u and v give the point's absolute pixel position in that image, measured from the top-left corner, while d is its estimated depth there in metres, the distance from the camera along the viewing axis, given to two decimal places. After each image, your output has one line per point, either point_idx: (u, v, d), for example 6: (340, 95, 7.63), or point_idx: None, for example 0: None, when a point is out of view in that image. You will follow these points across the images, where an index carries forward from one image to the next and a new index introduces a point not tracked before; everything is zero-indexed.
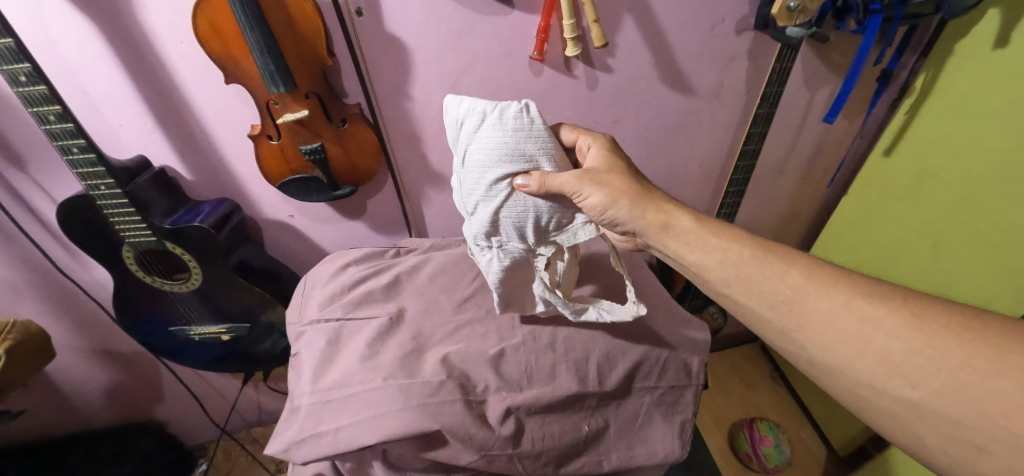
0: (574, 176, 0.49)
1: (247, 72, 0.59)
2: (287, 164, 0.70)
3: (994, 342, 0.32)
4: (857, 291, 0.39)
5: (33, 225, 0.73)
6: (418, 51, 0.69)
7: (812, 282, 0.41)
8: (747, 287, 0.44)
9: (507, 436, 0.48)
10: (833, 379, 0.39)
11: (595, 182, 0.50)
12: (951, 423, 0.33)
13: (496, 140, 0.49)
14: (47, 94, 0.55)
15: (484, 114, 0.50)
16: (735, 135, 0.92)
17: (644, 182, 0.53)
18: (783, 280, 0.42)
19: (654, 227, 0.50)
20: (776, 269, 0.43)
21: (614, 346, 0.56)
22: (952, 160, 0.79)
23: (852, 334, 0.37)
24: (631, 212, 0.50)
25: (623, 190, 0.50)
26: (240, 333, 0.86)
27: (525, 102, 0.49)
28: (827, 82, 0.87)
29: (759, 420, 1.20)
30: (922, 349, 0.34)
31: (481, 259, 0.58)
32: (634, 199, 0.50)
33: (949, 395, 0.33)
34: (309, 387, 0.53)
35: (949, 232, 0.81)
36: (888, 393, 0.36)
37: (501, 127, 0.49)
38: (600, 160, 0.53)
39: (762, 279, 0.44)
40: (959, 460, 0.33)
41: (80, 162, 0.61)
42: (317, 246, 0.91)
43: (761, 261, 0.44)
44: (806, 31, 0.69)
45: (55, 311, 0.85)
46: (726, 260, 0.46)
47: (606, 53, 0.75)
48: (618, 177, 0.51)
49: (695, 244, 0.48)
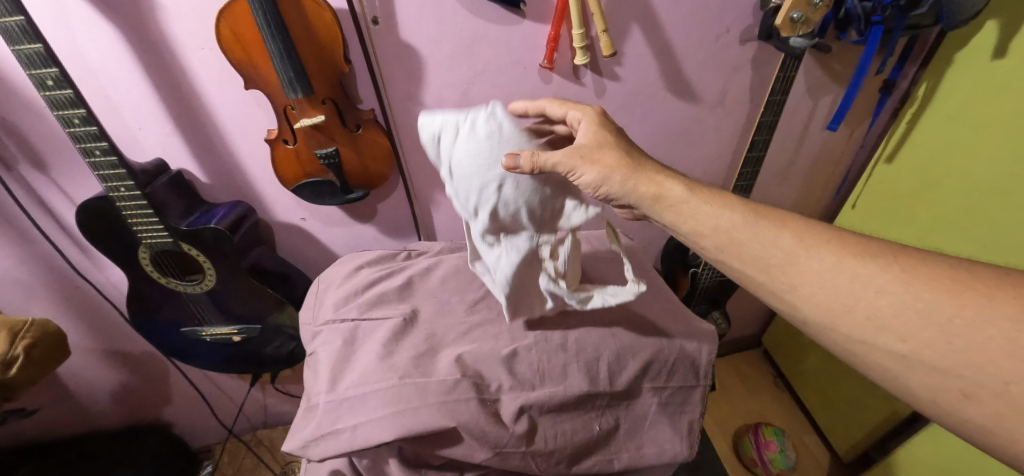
0: (564, 154, 0.51)
1: (266, 78, 0.61)
2: (302, 168, 0.72)
3: (983, 291, 0.33)
4: (848, 251, 0.40)
5: (51, 225, 0.75)
6: (431, 59, 0.70)
7: (802, 243, 0.43)
8: (741, 254, 0.45)
9: (521, 434, 0.49)
10: (832, 344, 0.40)
11: (586, 160, 0.51)
12: (941, 373, 0.34)
13: (473, 150, 0.51)
14: (72, 97, 0.56)
15: (457, 125, 0.52)
16: (739, 141, 0.93)
17: (637, 156, 0.54)
18: (775, 244, 0.44)
19: (647, 199, 0.51)
20: (768, 234, 0.45)
21: (624, 346, 0.57)
22: (950, 163, 0.81)
23: (843, 290, 0.39)
24: (625, 186, 0.52)
25: (615, 164, 0.52)
26: (251, 334, 0.87)
27: (491, 108, 0.52)
28: (828, 90, 0.89)
29: (764, 425, 1.18)
30: (912, 303, 0.36)
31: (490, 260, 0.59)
32: (626, 173, 0.52)
33: (940, 346, 0.34)
34: (327, 386, 0.53)
35: (947, 229, 0.83)
36: (881, 349, 0.37)
37: (475, 136, 0.51)
38: (590, 135, 0.55)
39: (754, 243, 0.45)
40: (950, 409, 0.34)
41: (102, 164, 0.62)
42: (327, 249, 0.92)
43: (752, 224, 0.46)
44: (809, 42, 0.71)
45: (68, 311, 0.86)
46: (719, 227, 0.47)
47: (614, 62, 0.77)
48: (608, 152, 0.53)
49: (687, 212, 0.49)
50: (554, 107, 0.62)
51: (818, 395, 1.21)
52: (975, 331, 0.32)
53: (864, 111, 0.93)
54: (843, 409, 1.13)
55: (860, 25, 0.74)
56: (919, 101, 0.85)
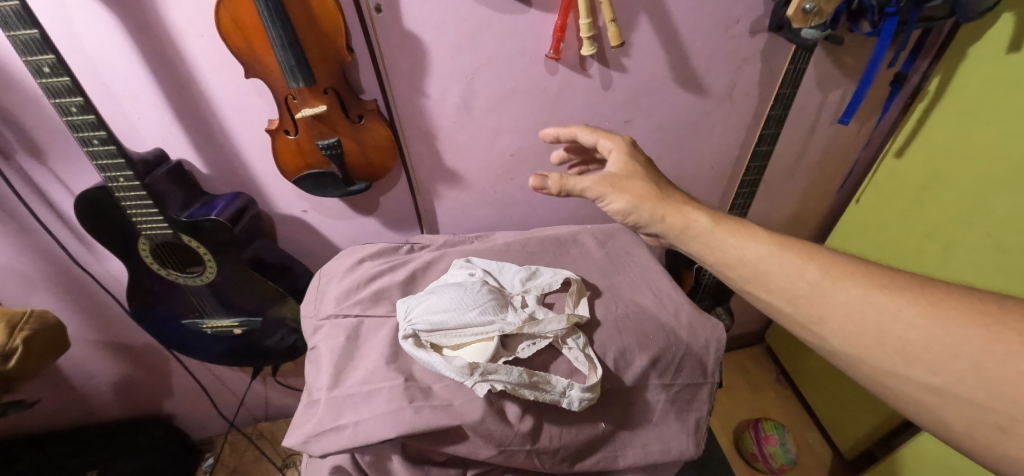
0: (594, 182, 0.53)
1: (267, 67, 0.60)
2: (303, 159, 0.71)
3: (1015, 326, 0.32)
4: (875, 284, 0.39)
5: (49, 216, 0.74)
6: (435, 48, 0.69)
7: (828, 275, 0.41)
8: (768, 286, 0.45)
9: (525, 432, 0.48)
10: (857, 370, 0.39)
11: (616, 188, 0.53)
12: (976, 407, 0.32)
13: (426, 293, 0.59)
14: (69, 85, 0.55)
15: (415, 296, 0.61)
16: (747, 135, 0.92)
17: (666, 186, 0.54)
18: (800, 276, 0.43)
19: (674, 229, 0.52)
20: (794, 266, 0.44)
21: (631, 342, 0.56)
22: (965, 172, 0.79)
23: (871, 323, 0.37)
24: (653, 215, 0.52)
25: (644, 193, 0.53)
26: (252, 327, 0.86)
27: (446, 279, 0.63)
28: (838, 84, 0.87)
29: (764, 420, 1.18)
30: (941, 337, 0.34)
31: (449, 336, 0.52)
32: (655, 202, 0.52)
33: (971, 380, 0.32)
34: (329, 382, 0.52)
35: (959, 232, 0.82)
36: (910, 381, 0.35)
37: (429, 289, 0.60)
38: (620, 164, 0.56)
39: (780, 275, 0.44)
40: (986, 445, 0.32)
41: (100, 153, 0.61)
42: (329, 241, 0.91)
43: (779, 256, 0.45)
44: (821, 33, 0.70)
45: (68, 303, 0.85)
46: (744, 258, 0.47)
47: (621, 52, 0.75)
48: (638, 181, 0.54)
49: (712, 242, 0.49)
50: (584, 135, 0.62)
51: (820, 391, 1.21)
52: (1009, 366, 0.31)
53: (873, 105, 0.92)
54: (845, 407, 1.12)
55: (873, 17, 0.72)
56: (930, 95, 0.84)
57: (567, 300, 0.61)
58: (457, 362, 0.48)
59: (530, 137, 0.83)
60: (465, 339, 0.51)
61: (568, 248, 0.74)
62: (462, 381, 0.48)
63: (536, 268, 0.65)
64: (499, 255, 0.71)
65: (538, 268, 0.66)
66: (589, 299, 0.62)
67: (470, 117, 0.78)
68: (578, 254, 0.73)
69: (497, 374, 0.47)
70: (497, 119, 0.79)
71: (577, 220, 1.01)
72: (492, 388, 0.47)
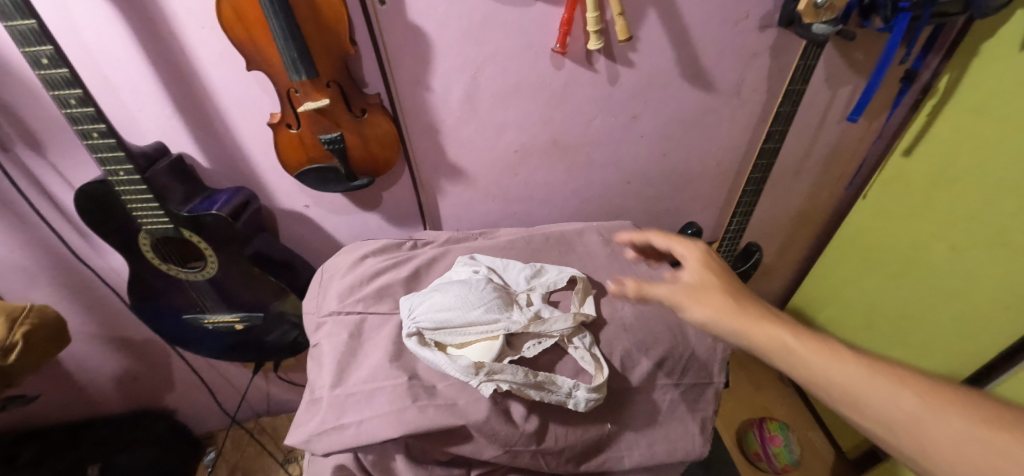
0: (668, 288, 0.47)
1: (269, 59, 0.58)
2: (306, 153, 0.70)
3: None
4: (981, 417, 0.33)
5: (49, 210, 0.73)
6: (439, 42, 0.68)
7: (929, 405, 0.34)
8: (864, 414, 0.36)
9: (531, 432, 0.47)
10: None
11: (692, 298, 0.46)
12: None
13: (429, 290, 0.58)
14: (68, 77, 0.54)
15: (417, 293, 0.60)
16: (754, 133, 0.91)
17: (750, 297, 0.46)
18: (898, 404, 0.35)
19: (760, 347, 0.42)
20: (897, 397, 0.35)
21: (637, 341, 0.56)
22: (984, 177, 0.77)
23: (981, 462, 0.31)
24: (736, 329, 0.44)
25: (724, 304, 0.45)
26: (253, 323, 0.86)
27: (449, 276, 0.63)
28: (848, 81, 0.86)
29: (769, 420, 1.17)
30: None
31: (453, 335, 0.51)
32: (737, 314, 0.44)
33: None
34: (332, 380, 0.52)
35: (969, 233, 0.80)
36: None
37: (432, 287, 0.59)
38: (696, 270, 0.49)
39: (881, 405, 0.36)
40: None
41: (100, 147, 0.60)
42: (331, 236, 0.91)
43: (878, 382, 0.36)
44: (833, 28, 0.68)
45: (69, 298, 0.85)
46: (839, 384, 0.38)
47: (628, 47, 0.74)
48: (716, 292, 0.46)
49: (806, 366, 0.40)
50: (657, 238, 0.56)
51: None
52: None
53: (882, 102, 0.91)
54: None
55: (886, 12, 0.71)
56: (940, 93, 0.82)
57: (572, 298, 0.60)
58: (462, 361, 0.47)
59: (535, 133, 0.82)
60: (469, 338, 0.51)
61: (574, 245, 0.73)
62: (467, 381, 0.48)
63: (541, 265, 0.65)
64: (504, 252, 0.70)
65: (543, 265, 0.66)
66: (595, 298, 0.62)
67: (475, 112, 0.77)
68: (584, 252, 0.72)
69: (503, 374, 0.47)
70: (501, 114, 0.78)
71: (582, 217, 1.00)
72: (498, 388, 0.47)
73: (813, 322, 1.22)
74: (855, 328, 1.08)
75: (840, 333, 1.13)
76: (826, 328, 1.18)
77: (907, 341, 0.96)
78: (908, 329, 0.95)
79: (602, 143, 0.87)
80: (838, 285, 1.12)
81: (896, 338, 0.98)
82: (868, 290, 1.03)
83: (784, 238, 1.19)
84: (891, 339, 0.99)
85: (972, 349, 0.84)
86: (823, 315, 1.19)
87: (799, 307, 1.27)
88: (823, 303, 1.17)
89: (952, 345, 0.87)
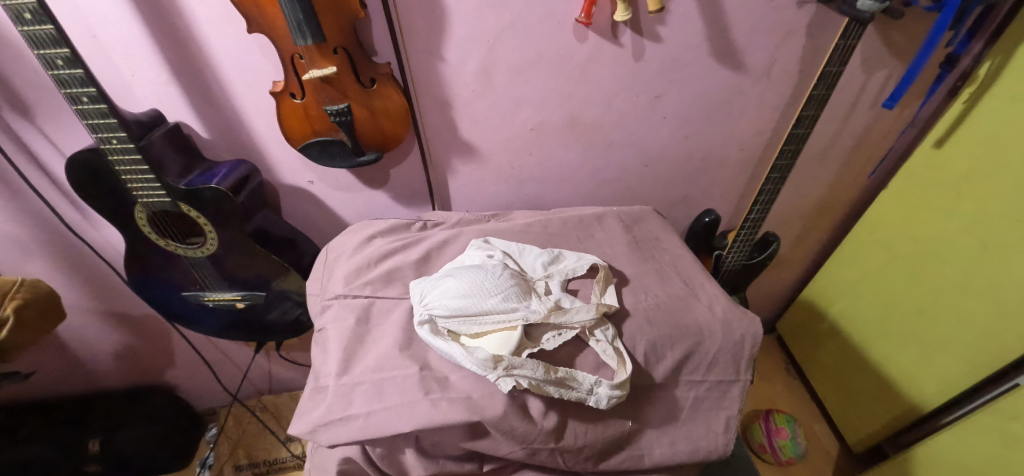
0: None
1: (270, 19, 0.53)
2: (310, 125, 0.66)
3: None
4: None
5: (41, 180, 0.70)
6: (455, 8, 0.62)
7: None
8: None
9: (550, 429, 0.45)
10: None
11: None
12: None
13: (441, 276, 0.55)
14: (54, 34, 0.49)
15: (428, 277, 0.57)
16: (782, 117, 0.86)
17: None
18: None
19: None
20: None
21: (662, 335, 0.53)
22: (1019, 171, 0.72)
23: None
24: None
25: None
26: (255, 301, 0.82)
27: (460, 259, 0.60)
28: (886, 64, 0.80)
29: (776, 413, 1.16)
30: None
31: (472, 327, 0.49)
32: None
33: None
34: (338, 367, 0.49)
35: (999, 228, 0.76)
36: None
37: (444, 271, 0.56)
38: None
39: None
40: None
41: (91, 112, 0.56)
42: (335, 214, 0.87)
43: None
44: (879, 5, 0.61)
45: (64, 271, 0.82)
46: None
47: (657, 19, 0.68)
48: None
49: None
50: None
51: (830, 384, 1.19)
52: None
53: (918, 89, 0.85)
54: (858, 401, 1.11)
55: None
56: (980, 80, 0.75)
57: (592, 287, 0.58)
58: (480, 355, 0.45)
59: (552, 111, 0.78)
60: (490, 328, 0.49)
61: (591, 230, 0.70)
62: (484, 375, 0.45)
63: (559, 251, 0.62)
64: (519, 236, 0.67)
65: (561, 251, 0.63)
66: (616, 287, 0.59)
67: (490, 86, 0.73)
68: (603, 238, 0.69)
69: (523, 370, 0.44)
70: (518, 89, 0.74)
71: (596, 201, 0.96)
72: (517, 384, 0.44)
73: (826, 314, 1.20)
74: (870, 323, 1.05)
75: (853, 327, 1.10)
76: (837, 321, 1.16)
77: (925, 338, 0.93)
78: (929, 327, 0.92)
79: (623, 123, 0.82)
80: (854, 279, 1.08)
81: (913, 335, 0.95)
82: (887, 286, 1.00)
83: (802, 228, 1.15)
84: (908, 335, 0.96)
85: (994, 352, 0.80)
86: (836, 307, 1.16)
87: (812, 299, 1.24)
88: (837, 295, 1.14)
89: (974, 346, 0.84)
